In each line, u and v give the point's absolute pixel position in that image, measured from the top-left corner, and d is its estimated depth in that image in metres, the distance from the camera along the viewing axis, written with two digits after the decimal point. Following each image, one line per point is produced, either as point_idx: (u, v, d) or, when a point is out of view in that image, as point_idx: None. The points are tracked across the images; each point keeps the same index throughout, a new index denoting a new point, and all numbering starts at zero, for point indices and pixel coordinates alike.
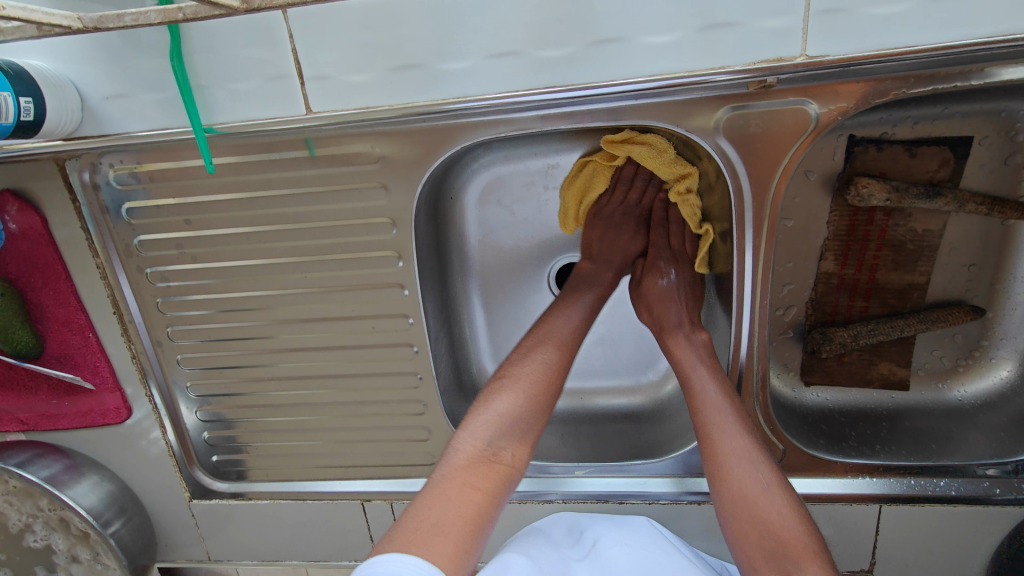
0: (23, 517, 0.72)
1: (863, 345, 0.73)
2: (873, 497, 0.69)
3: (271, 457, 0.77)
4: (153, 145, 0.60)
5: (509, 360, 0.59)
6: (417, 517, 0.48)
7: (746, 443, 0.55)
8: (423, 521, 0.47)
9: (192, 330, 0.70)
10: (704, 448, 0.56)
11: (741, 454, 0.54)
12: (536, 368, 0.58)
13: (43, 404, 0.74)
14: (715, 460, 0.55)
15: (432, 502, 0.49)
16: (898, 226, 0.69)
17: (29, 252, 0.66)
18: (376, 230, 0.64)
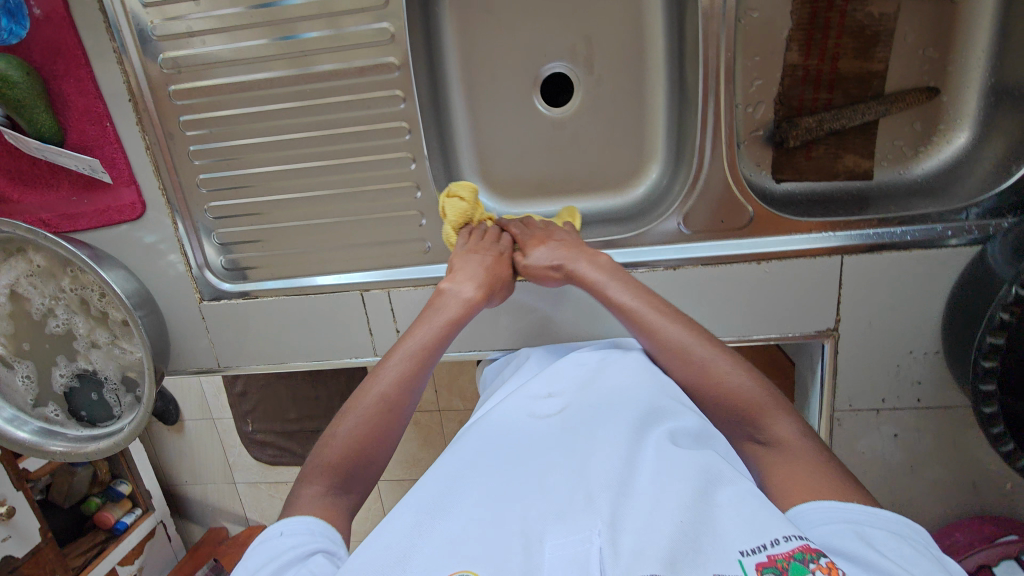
0: (46, 300, 0.77)
1: (829, 132, 0.78)
2: (835, 250, 0.72)
3: (277, 253, 0.82)
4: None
5: (375, 369, 0.63)
6: (303, 504, 0.55)
7: (703, 358, 0.60)
8: (307, 509, 0.54)
9: (202, 120, 0.76)
10: (677, 365, 0.61)
11: (709, 373, 0.59)
12: (388, 377, 0.62)
13: (65, 202, 0.80)
14: (679, 370, 0.61)
15: (308, 497, 0.55)
16: (857, 12, 0.74)
17: (52, 38, 0.71)
18: (369, 5, 0.69)
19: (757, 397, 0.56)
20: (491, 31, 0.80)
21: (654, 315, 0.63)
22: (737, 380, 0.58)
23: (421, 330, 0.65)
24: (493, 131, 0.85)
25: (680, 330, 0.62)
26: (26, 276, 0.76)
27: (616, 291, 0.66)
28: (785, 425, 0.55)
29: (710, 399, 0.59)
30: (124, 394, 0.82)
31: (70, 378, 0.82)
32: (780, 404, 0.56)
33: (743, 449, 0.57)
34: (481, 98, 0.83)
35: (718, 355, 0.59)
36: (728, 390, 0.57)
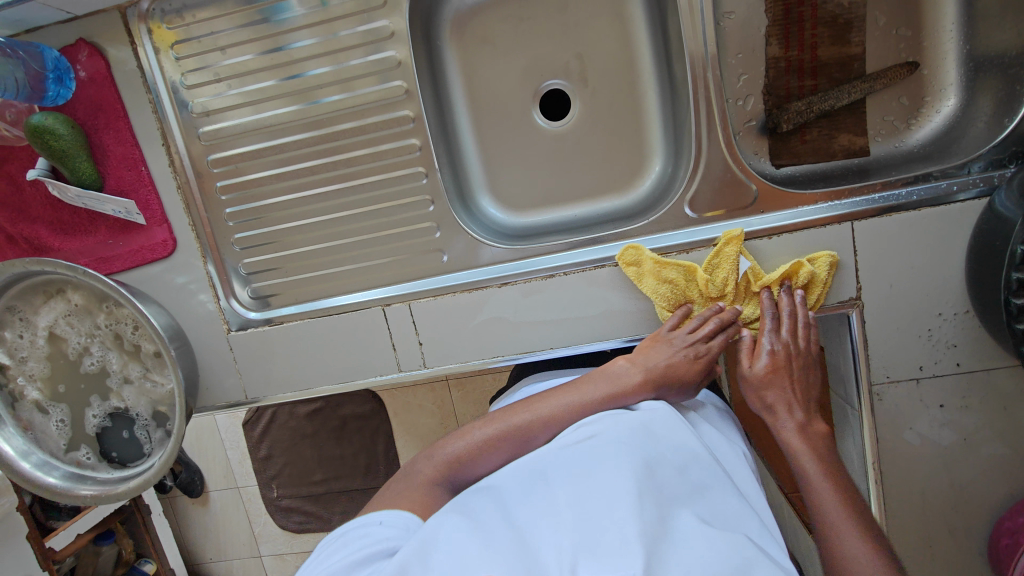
0: (82, 338, 0.80)
1: (820, 114, 0.82)
2: (841, 218, 0.73)
3: (300, 278, 0.85)
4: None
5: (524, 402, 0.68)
6: (402, 493, 0.60)
7: (830, 499, 0.57)
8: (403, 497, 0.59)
9: (228, 157, 0.82)
10: (812, 516, 0.57)
11: (836, 537, 0.54)
12: (527, 417, 0.65)
13: (102, 246, 0.85)
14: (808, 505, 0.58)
15: (405, 493, 0.60)
16: (827, 4, 0.80)
17: (95, 95, 0.79)
18: (376, 36, 0.77)
19: (874, 551, 0.52)
20: (489, 53, 0.86)
21: (812, 463, 0.61)
22: (864, 549, 0.52)
23: (523, 414, 0.66)
24: (498, 146, 0.89)
25: (817, 470, 0.60)
26: (65, 316, 0.79)
27: (781, 424, 0.65)
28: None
29: (829, 544, 0.54)
30: (154, 429, 0.82)
31: (102, 419, 0.82)
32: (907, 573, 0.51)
33: None
34: (484, 119, 0.88)
35: (849, 517, 0.55)
36: (854, 553, 0.52)
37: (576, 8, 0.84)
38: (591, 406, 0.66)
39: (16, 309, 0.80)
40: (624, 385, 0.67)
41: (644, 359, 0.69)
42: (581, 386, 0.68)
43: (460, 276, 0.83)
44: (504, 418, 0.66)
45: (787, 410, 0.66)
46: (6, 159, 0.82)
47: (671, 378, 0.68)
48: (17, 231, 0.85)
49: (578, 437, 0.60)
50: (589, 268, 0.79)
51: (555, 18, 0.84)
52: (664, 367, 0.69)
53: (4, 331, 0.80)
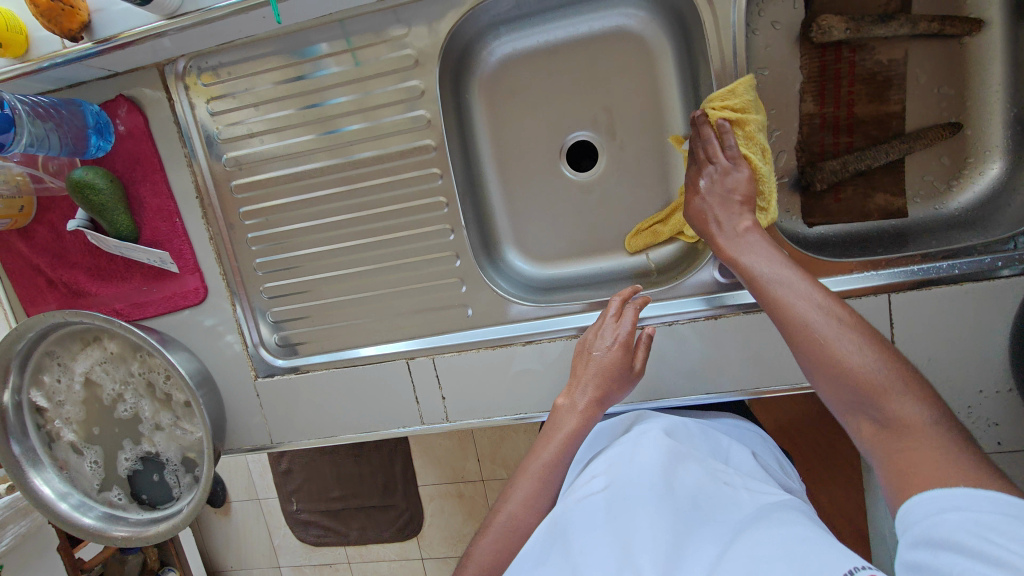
0: (116, 385, 0.82)
1: (855, 173, 0.79)
2: (879, 290, 0.71)
3: (324, 327, 0.86)
4: (232, 39, 0.76)
5: (501, 497, 0.65)
6: None
7: (818, 328, 0.52)
8: None
9: (259, 209, 0.83)
10: (796, 342, 0.53)
11: (829, 353, 0.51)
12: (519, 496, 0.64)
13: (136, 292, 0.87)
14: (790, 332, 0.54)
15: None
16: (865, 61, 0.78)
17: (133, 149, 0.81)
18: (408, 95, 0.77)
19: (879, 374, 0.48)
20: (517, 105, 0.85)
21: (786, 291, 0.56)
22: (857, 357, 0.49)
23: (520, 486, 0.65)
24: (524, 197, 0.88)
25: (812, 293, 0.55)
26: (101, 363, 0.82)
27: (754, 264, 0.61)
28: (905, 401, 0.47)
29: (826, 382, 0.51)
30: (183, 474, 0.84)
31: (134, 462, 0.85)
32: (921, 394, 0.47)
33: (868, 436, 0.49)
34: (511, 172, 0.88)
35: (835, 324, 0.52)
36: (843, 361, 0.50)
37: (606, 62, 0.83)
38: (567, 445, 0.67)
39: (55, 355, 0.82)
40: (564, 422, 0.69)
41: (570, 388, 0.71)
42: (542, 443, 0.69)
43: (484, 330, 0.83)
44: (502, 499, 0.64)
45: (757, 244, 0.63)
46: (48, 207, 0.85)
47: (594, 385, 0.70)
48: (57, 276, 0.88)
49: (585, 479, 0.59)
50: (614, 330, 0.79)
51: (584, 73, 0.84)
52: (581, 383, 0.71)
53: (43, 376, 0.83)
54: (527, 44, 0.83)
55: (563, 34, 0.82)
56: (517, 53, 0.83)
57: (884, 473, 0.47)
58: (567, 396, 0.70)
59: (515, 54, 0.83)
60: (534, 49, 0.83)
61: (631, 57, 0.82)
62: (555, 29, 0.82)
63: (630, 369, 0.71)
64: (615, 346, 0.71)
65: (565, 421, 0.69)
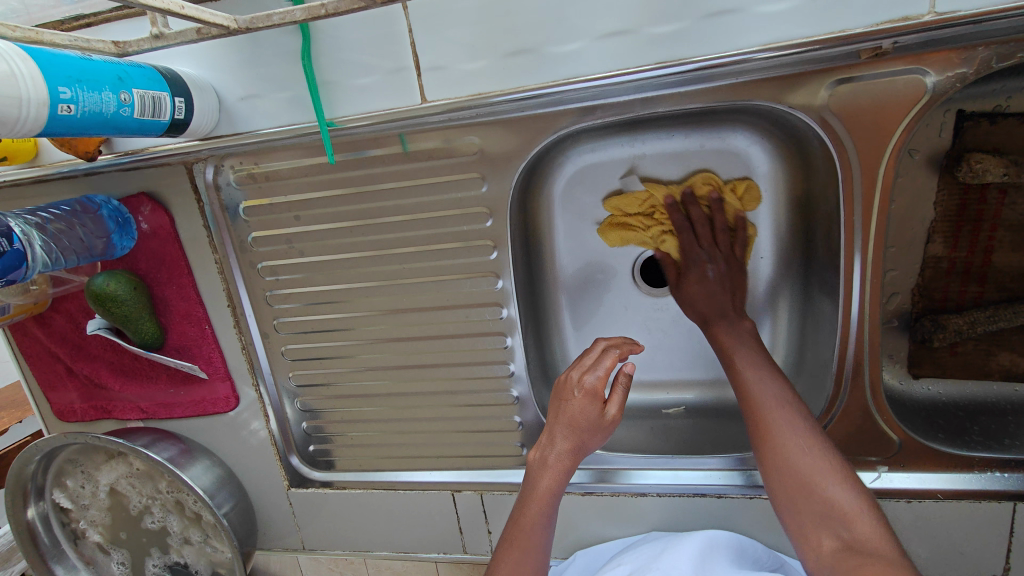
0: (143, 499, 0.78)
1: (981, 333, 0.69)
2: (1003, 494, 0.65)
3: (362, 445, 0.80)
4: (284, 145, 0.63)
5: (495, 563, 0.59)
6: None
7: (775, 415, 0.55)
8: None
9: (297, 323, 0.74)
10: (772, 475, 0.54)
11: (822, 499, 0.51)
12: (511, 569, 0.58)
13: (162, 393, 0.80)
14: (753, 431, 0.57)
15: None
16: (1016, 205, 0.65)
17: (158, 250, 0.72)
18: (472, 220, 0.66)
19: (833, 483, 0.51)
20: (588, 218, 0.75)
21: (779, 415, 0.56)
22: (838, 492, 0.51)
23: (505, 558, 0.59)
24: (591, 318, 0.79)
25: (798, 424, 0.55)
26: (126, 477, 0.78)
27: (750, 377, 0.59)
28: (841, 489, 0.51)
29: (794, 513, 0.53)
30: None
31: (161, 569, 0.82)
32: (847, 476, 0.52)
33: (810, 536, 0.51)
34: (579, 286, 0.78)
35: (819, 461, 0.53)
36: (825, 497, 0.51)
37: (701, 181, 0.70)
38: (541, 508, 0.58)
39: (78, 462, 0.78)
40: (534, 480, 0.59)
41: (542, 438, 0.59)
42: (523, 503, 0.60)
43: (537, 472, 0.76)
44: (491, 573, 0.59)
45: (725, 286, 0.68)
46: (64, 297, 0.76)
47: (561, 439, 0.57)
48: (77, 368, 0.81)
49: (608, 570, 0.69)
50: (671, 490, 0.72)
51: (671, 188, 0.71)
52: (549, 435, 0.58)
53: (66, 480, 0.78)
54: (611, 151, 0.70)
55: (656, 144, 0.69)
56: (598, 159, 0.71)
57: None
58: (536, 448, 0.59)
59: (591, 164, 0.71)
60: (618, 157, 0.70)
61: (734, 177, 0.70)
62: (641, 140, 0.69)
63: (599, 420, 0.56)
64: (577, 395, 0.56)
65: (537, 477, 0.59)
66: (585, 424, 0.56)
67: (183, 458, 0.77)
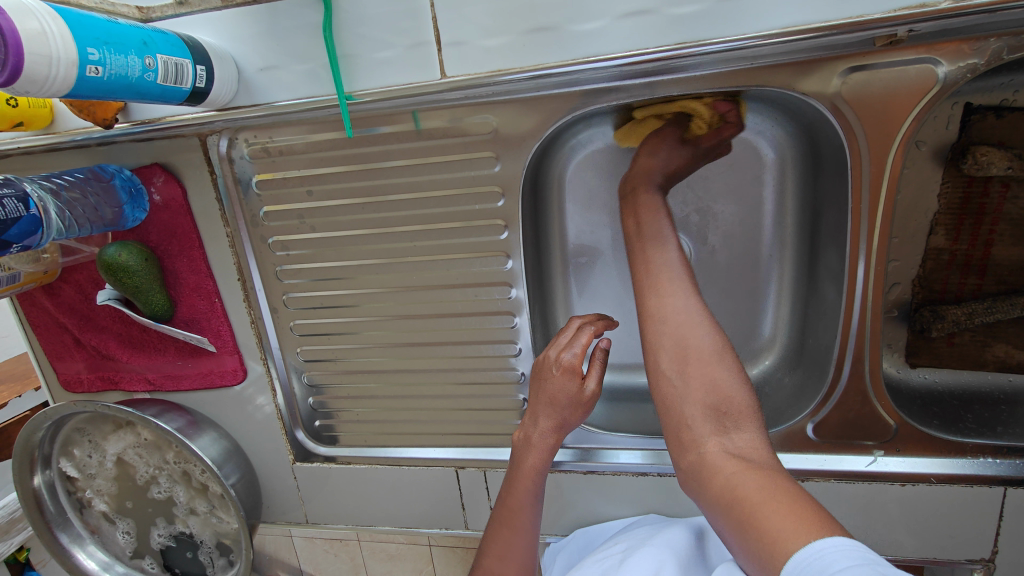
0: (150, 469, 0.80)
1: (978, 324, 0.70)
2: (994, 479, 0.67)
3: (367, 421, 0.81)
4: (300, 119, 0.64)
5: (488, 544, 0.62)
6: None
7: (677, 312, 0.54)
8: None
9: (306, 298, 0.75)
10: (669, 363, 0.52)
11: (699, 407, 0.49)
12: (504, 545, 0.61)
13: (169, 365, 0.81)
14: (649, 333, 0.55)
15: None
16: (1017, 200, 0.66)
17: (170, 222, 0.72)
18: (484, 199, 0.67)
19: (727, 377, 0.50)
20: (598, 203, 0.75)
21: (671, 306, 0.54)
22: (733, 384, 0.50)
23: (498, 536, 0.61)
24: (597, 304, 0.80)
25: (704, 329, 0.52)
26: (133, 447, 0.79)
27: (654, 294, 0.56)
28: (737, 388, 0.50)
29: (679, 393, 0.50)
30: (217, 556, 0.85)
31: (167, 538, 0.85)
32: (744, 380, 0.50)
33: (696, 420, 0.49)
34: (586, 270, 0.79)
35: (714, 368, 0.50)
36: (717, 390, 0.49)
37: (710, 168, 0.71)
38: (528, 485, 0.59)
39: (86, 431, 0.79)
40: (522, 458, 0.60)
41: (528, 417, 0.61)
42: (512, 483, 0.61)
43: None
44: (483, 551, 0.62)
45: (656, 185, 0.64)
46: (74, 268, 0.76)
47: (544, 417, 0.58)
48: (85, 339, 0.81)
49: (605, 549, 0.70)
50: (671, 471, 0.74)
51: (682, 174, 0.72)
52: (534, 414, 0.59)
53: (73, 449, 0.79)
54: None
55: None
56: (611, 143, 0.72)
57: (714, 500, 0.46)
58: (522, 427, 0.60)
59: (603, 149, 0.72)
60: None
61: (744, 164, 0.70)
62: None
63: (577, 395, 0.57)
64: (556, 372, 0.57)
65: (524, 455, 0.60)
66: (564, 398, 0.57)
67: (190, 429, 0.78)
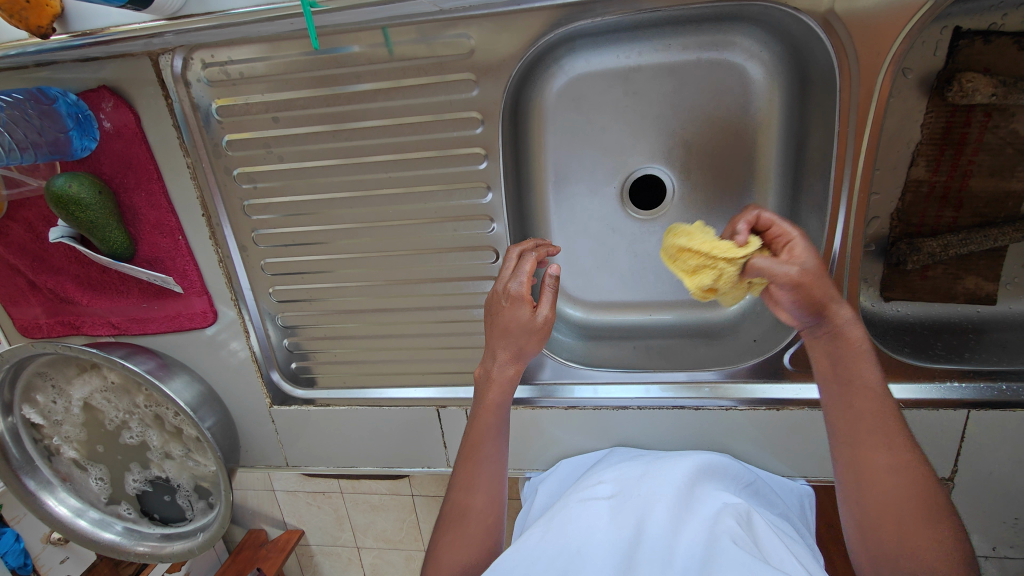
0: (121, 413, 0.79)
1: (952, 256, 0.70)
2: (959, 402, 0.70)
3: (346, 362, 0.80)
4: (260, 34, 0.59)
5: (455, 475, 0.61)
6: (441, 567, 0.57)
7: (874, 406, 0.49)
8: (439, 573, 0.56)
9: (277, 235, 0.72)
10: (863, 491, 0.49)
11: (918, 546, 0.46)
12: (479, 479, 0.60)
13: (134, 307, 0.77)
14: (850, 474, 0.50)
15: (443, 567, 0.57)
16: (999, 128, 0.65)
17: (123, 151, 0.67)
18: (463, 126, 0.64)
19: (932, 545, 0.46)
20: (579, 135, 0.72)
21: (887, 461, 0.48)
22: (934, 545, 0.46)
23: (466, 470, 0.60)
24: (578, 242, 0.78)
25: (907, 488, 0.47)
26: (102, 391, 0.78)
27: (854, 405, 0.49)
28: (937, 547, 0.46)
29: (859, 495, 0.49)
30: (197, 499, 0.84)
31: (143, 484, 0.84)
32: (948, 537, 0.46)
33: (882, 563, 0.48)
34: (566, 207, 0.76)
35: (926, 507, 0.47)
36: (919, 545, 0.46)
37: (696, 96, 0.68)
38: (490, 419, 0.58)
39: (49, 375, 0.77)
40: (482, 393, 0.59)
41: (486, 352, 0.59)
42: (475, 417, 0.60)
43: (524, 388, 0.78)
44: (450, 485, 0.61)
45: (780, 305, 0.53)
46: (21, 204, 0.71)
47: (501, 350, 0.56)
48: (40, 281, 0.76)
49: (590, 489, 0.68)
50: (651, 403, 0.76)
51: (666, 104, 0.69)
52: (489, 350, 0.58)
53: (36, 395, 0.77)
54: (607, 62, 0.68)
55: (653, 55, 0.67)
56: (592, 71, 0.69)
57: None
58: (481, 362, 0.59)
59: (585, 76, 0.69)
60: (613, 69, 0.68)
61: (731, 94, 0.68)
62: (638, 50, 0.67)
63: (530, 324, 0.55)
64: (505, 304, 0.56)
65: (486, 389, 0.59)
66: (511, 331, 0.55)
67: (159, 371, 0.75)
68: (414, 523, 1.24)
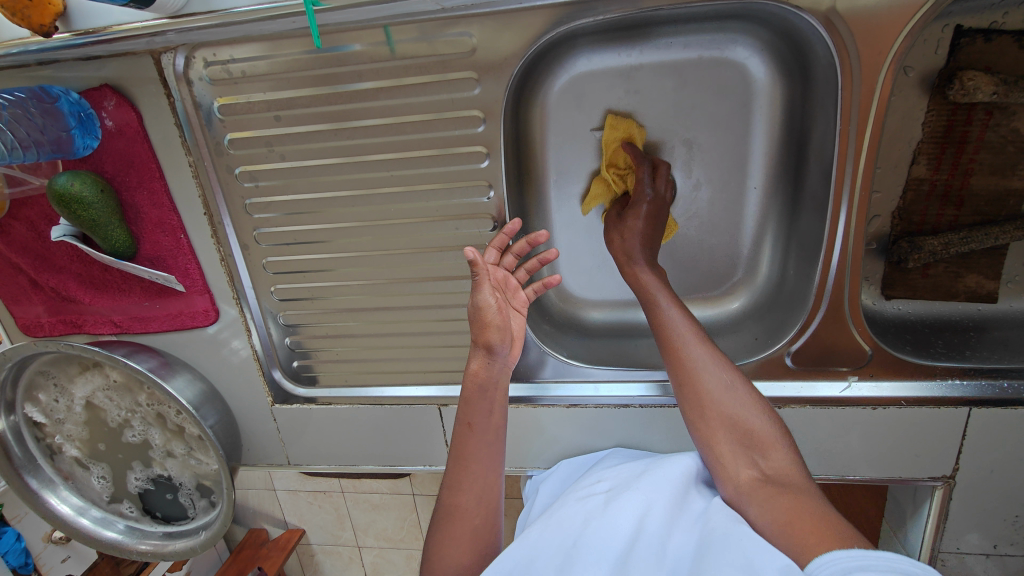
0: (123, 412, 0.79)
1: (953, 255, 0.71)
2: (960, 400, 0.70)
3: (348, 361, 0.80)
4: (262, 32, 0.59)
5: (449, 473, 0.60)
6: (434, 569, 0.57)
7: (674, 321, 0.61)
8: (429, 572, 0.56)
9: (278, 233, 0.72)
10: (691, 398, 0.58)
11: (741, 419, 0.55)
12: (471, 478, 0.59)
13: (135, 306, 0.77)
14: (682, 382, 0.59)
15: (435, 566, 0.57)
16: (999, 127, 0.65)
17: (125, 150, 0.67)
18: (466, 124, 0.64)
19: (752, 416, 0.55)
20: (580, 134, 0.72)
21: (699, 351, 0.59)
22: (757, 417, 0.55)
23: (456, 470, 0.60)
24: (580, 240, 0.78)
25: (726, 375, 0.58)
26: (104, 390, 0.78)
27: (669, 319, 0.61)
28: (759, 420, 0.55)
29: (698, 405, 0.57)
30: (198, 497, 0.84)
31: (144, 482, 0.84)
32: (765, 410, 0.56)
33: (723, 454, 0.56)
34: (567, 206, 0.77)
35: (741, 392, 0.57)
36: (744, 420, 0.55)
37: (696, 95, 0.69)
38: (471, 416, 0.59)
39: (51, 374, 0.77)
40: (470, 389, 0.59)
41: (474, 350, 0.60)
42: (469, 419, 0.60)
43: (526, 386, 0.78)
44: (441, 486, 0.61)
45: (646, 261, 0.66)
46: (24, 203, 0.71)
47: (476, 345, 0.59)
48: (42, 280, 0.76)
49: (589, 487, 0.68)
50: (652, 402, 0.76)
51: (666, 103, 0.69)
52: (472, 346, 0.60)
53: (38, 394, 0.78)
54: (608, 61, 0.68)
55: (654, 53, 0.67)
56: (593, 70, 0.69)
57: (755, 509, 0.51)
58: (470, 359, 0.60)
59: (587, 75, 0.69)
60: (614, 68, 0.68)
61: (731, 93, 0.68)
62: (639, 49, 0.67)
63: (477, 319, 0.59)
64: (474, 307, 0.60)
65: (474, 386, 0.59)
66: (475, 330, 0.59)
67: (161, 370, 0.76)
68: (415, 522, 1.24)
